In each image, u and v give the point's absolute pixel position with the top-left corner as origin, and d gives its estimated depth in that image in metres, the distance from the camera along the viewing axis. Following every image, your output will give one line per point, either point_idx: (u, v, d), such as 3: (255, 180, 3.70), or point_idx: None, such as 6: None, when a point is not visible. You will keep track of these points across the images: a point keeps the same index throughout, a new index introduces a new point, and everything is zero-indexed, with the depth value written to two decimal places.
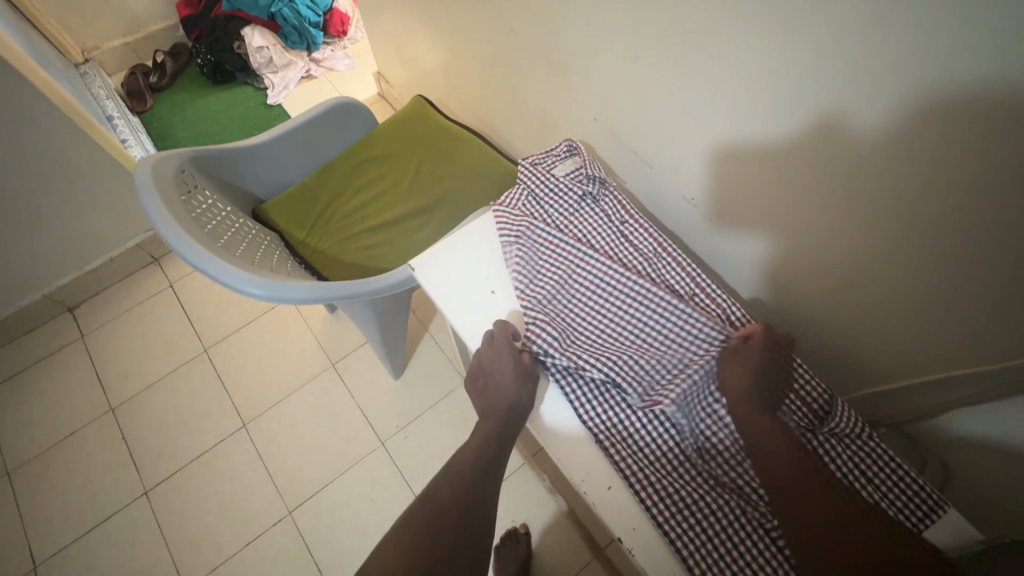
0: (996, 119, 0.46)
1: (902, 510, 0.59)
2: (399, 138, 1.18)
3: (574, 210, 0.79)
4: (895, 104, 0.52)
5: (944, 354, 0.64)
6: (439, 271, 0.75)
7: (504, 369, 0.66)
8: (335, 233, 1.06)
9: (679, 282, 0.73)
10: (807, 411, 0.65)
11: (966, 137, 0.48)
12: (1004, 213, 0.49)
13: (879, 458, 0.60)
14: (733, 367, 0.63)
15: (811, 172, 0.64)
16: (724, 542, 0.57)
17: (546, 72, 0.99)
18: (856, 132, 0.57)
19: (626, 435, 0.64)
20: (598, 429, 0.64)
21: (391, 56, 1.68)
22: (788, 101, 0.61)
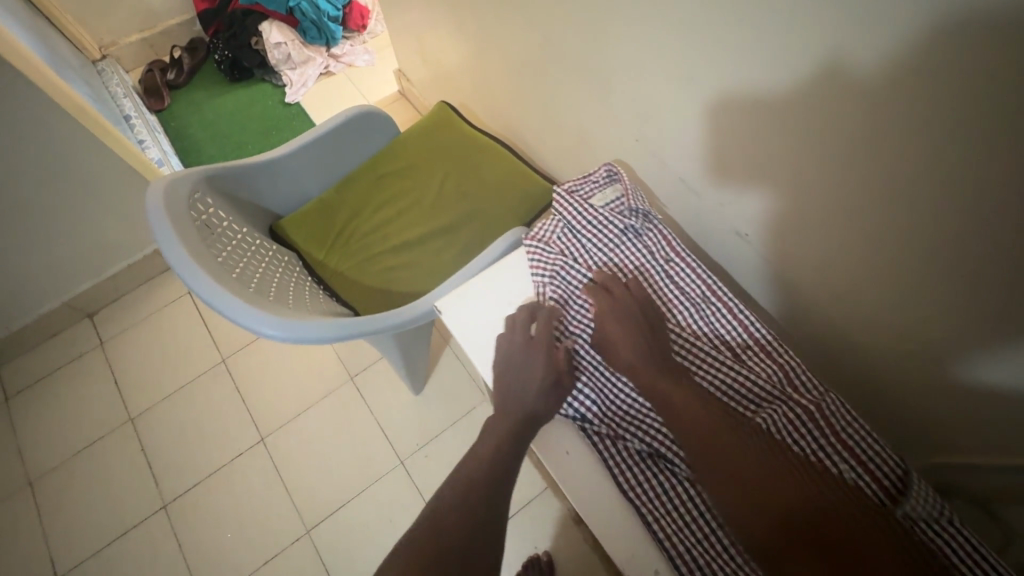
0: None
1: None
2: (422, 149, 1.11)
3: (613, 247, 0.71)
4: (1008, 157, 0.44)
5: None
6: (467, 313, 0.68)
7: (533, 365, 0.61)
8: (355, 254, 1.01)
9: (729, 334, 0.65)
10: (877, 489, 0.56)
11: None
12: None
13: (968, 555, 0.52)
14: (612, 316, 0.62)
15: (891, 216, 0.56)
16: None
17: (581, 83, 0.92)
18: (952, 183, 0.49)
19: (672, 513, 0.55)
20: (641, 503, 0.56)
21: (413, 54, 1.61)
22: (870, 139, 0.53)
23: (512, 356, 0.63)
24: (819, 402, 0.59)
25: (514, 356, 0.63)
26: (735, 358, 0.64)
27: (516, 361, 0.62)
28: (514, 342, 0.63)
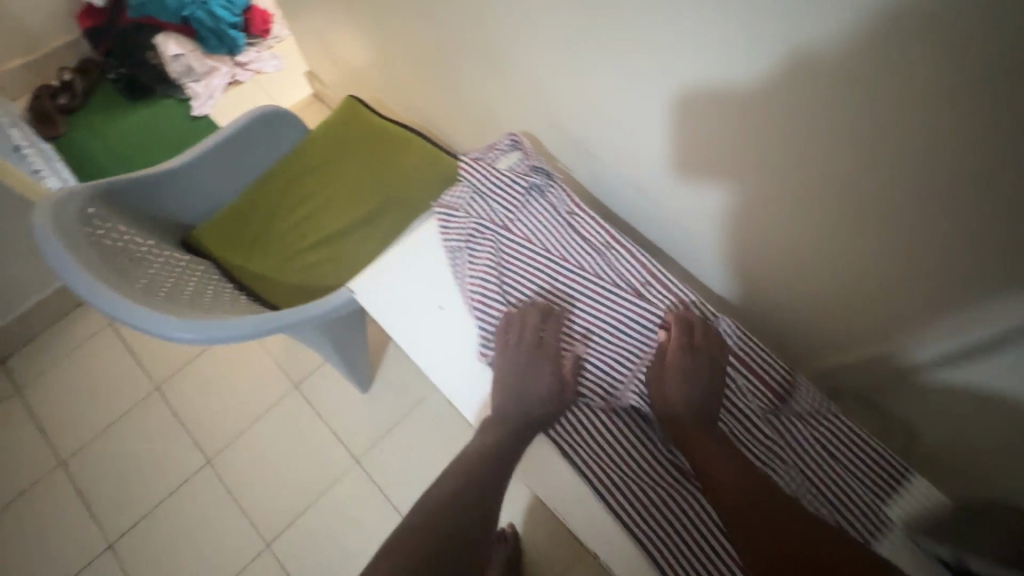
0: (927, 89, 0.44)
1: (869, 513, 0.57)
2: (334, 144, 1.11)
3: (520, 205, 0.73)
4: (830, 80, 0.49)
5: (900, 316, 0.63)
6: (382, 291, 0.68)
7: (536, 373, 0.62)
8: (276, 254, 0.99)
9: (631, 274, 0.69)
10: (768, 391, 0.62)
11: (900, 108, 0.46)
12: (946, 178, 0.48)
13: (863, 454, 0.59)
14: (675, 375, 0.60)
15: (753, 146, 0.61)
16: (701, 543, 0.54)
17: (475, 62, 0.94)
18: (789, 108, 0.54)
19: (593, 441, 0.59)
20: (562, 439, 0.60)
21: (320, 56, 1.59)
22: (728, 81, 0.57)
23: (511, 364, 0.62)
24: (712, 324, 0.65)
25: (511, 361, 0.62)
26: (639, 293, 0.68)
27: (513, 366, 0.62)
28: (505, 345, 0.63)
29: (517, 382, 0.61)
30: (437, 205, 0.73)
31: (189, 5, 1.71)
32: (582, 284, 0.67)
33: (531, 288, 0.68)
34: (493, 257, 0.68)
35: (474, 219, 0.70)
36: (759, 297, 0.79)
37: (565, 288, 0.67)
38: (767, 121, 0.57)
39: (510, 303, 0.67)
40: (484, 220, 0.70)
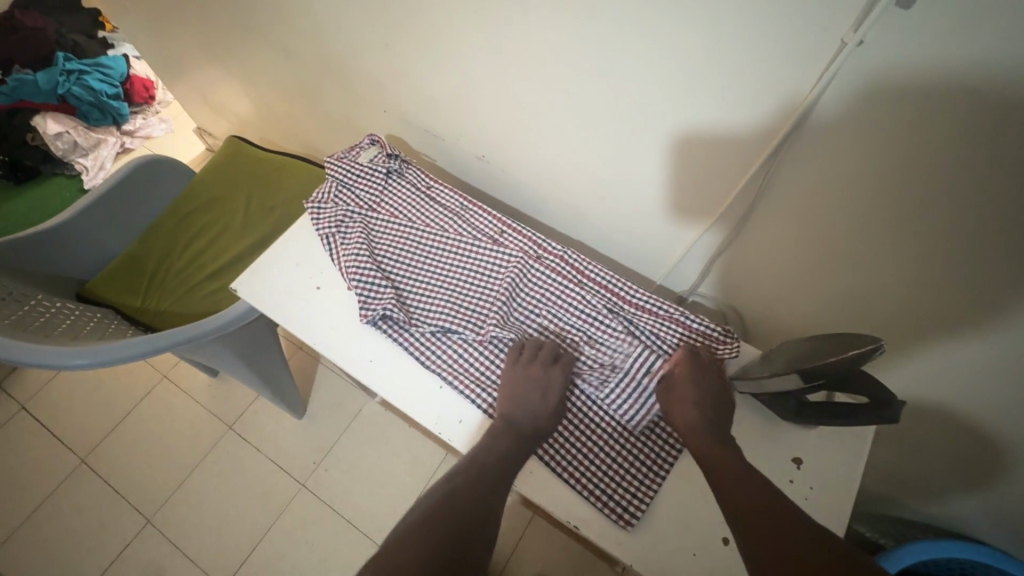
0: (629, 28, 0.55)
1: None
2: (220, 181, 1.17)
3: (381, 187, 0.80)
4: (572, 35, 0.60)
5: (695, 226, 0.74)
6: (262, 283, 0.74)
7: (546, 391, 0.63)
8: (174, 290, 1.03)
9: (487, 226, 0.77)
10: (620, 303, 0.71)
11: (619, 47, 0.58)
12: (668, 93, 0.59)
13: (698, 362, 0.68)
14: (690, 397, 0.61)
15: (548, 101, 0.71)
16: (564, 430, 0.65)
17: (331, 82, 1.03)
18: (557, 62, 0.65)
19: (465, 370, 0.69)
20: (444, 372, 0.69)
21: (205, 110, 1.65)
22: (511, 49, 0.68)
23: (536, 378, 0.64)
24: (561, 255, 0.74)
25: (524, 376, 0.64)
26: (496, 240, 0.76)
27: (531, 381, 0.64)
28: (520, 364, 0.66)
29: (527, 393, 0.63)
30: (308, 201, 0.80)
31: (63, 82, 1.70)
32: (443, 241, 0.75)
33: (401, 256, 0.75)
34: (361, 235, 0.75)
35: (343, 209, 0.78)
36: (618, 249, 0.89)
37: (433, 251, 0.75)
38: (547, 75, 0.68)
39: (385, 269, 0.74)
40: (353, 207, 0.78)
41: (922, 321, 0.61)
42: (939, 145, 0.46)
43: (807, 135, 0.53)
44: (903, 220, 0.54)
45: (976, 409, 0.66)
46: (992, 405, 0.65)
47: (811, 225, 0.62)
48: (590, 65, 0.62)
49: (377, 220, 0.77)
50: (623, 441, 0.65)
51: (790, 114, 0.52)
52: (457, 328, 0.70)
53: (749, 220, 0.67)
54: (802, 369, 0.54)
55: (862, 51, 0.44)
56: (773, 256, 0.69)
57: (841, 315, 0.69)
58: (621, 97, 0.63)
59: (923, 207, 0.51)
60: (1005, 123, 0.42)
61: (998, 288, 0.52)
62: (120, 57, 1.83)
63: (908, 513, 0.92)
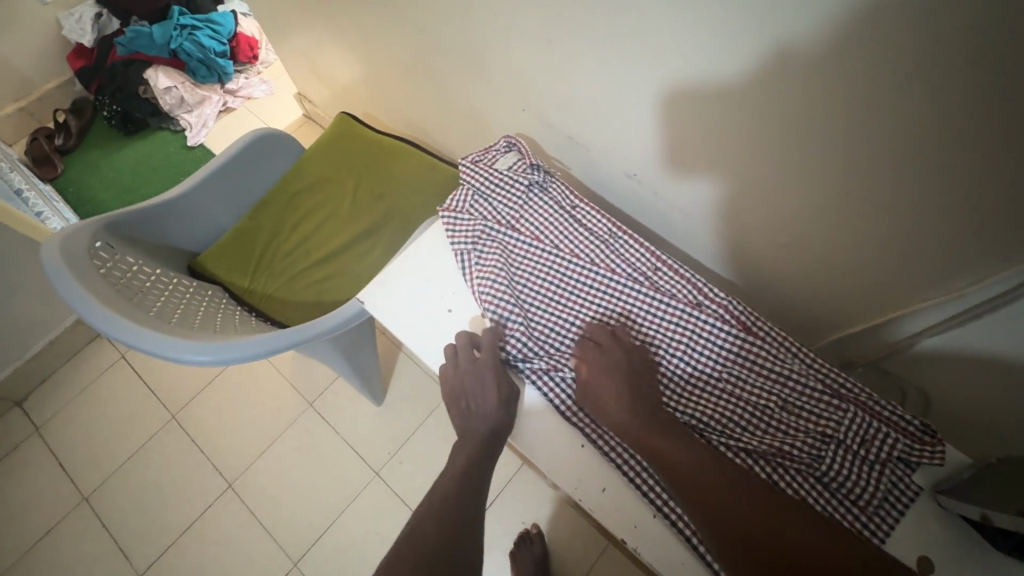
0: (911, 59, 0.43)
1: (890, 501, 0.56)
2: (331, 161, 1.13)
3: (523, 202, 0.72)
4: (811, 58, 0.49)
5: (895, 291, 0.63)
6: (390, 297, 0.69)
7: (485, 386, 0.61)
8: (282, 273, 1.01)
9: (638, 260, 0.69)
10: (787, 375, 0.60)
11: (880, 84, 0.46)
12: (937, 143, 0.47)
13: (890, 461, 0.56)
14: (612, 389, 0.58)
15: (741, 128, 0.60)
16: None
17: (463, 69, 0.95)
18: (775, 88, 0.54)
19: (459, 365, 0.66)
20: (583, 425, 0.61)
21: (310, 77, 1.62)
22: (716, 71, 0.57)
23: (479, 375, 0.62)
24: (724, 307, 0.64)
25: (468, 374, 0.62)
26: (647, 279, 0.67)
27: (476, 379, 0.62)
28: (461, 366, 0.63)
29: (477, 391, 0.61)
30: (442, 209, 0.74)
31: (176, 37, 1.71)
32: (591, 275, 0.67)
33: (540, 285, 0.67)
34: (498, 256, 0.68)
35: (481, 224, 0.71)
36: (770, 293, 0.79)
37: (568, 281, 0.67)
38: (758, 105, 0.56)
39: (520, 296, 0.67)
40: (492, 223, 0.71)
41: None
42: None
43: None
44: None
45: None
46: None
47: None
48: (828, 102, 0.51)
49: (517, 240, 0.70)
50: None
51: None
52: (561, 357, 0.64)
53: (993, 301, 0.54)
54: None
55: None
56: (1008, 346, 0.57)
57: None
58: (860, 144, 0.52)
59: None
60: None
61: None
62: (228, 14, 1.83)
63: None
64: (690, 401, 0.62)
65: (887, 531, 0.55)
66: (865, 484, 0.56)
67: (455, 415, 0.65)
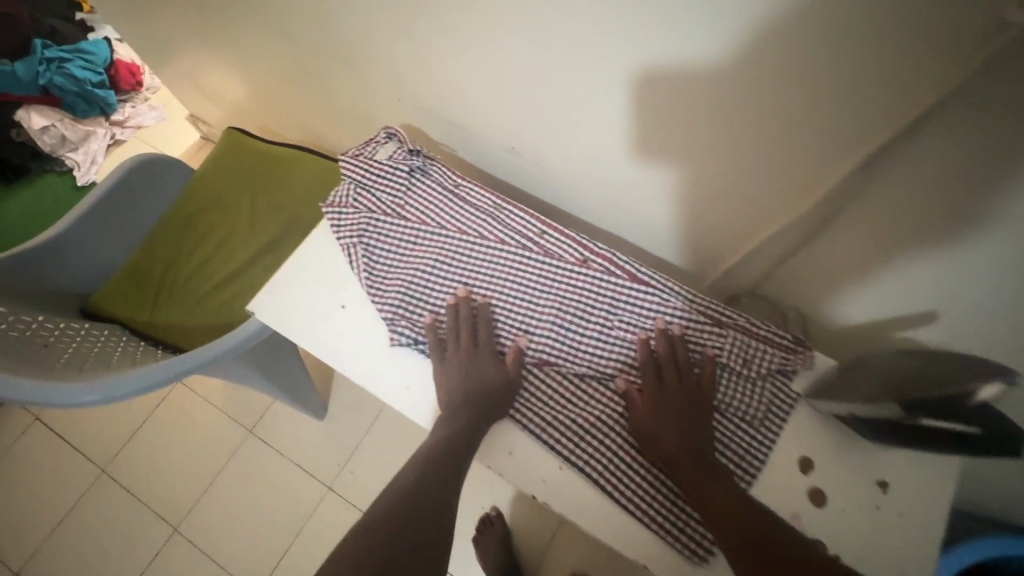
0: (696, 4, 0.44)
1: (772, 412, 0.60)
2: (223, 178, 1.09)
3: (404, 189, 0.72)
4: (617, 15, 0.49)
5: (752, 220, 0.62)
6: (280, 304, 0.68)
7: (476, 373, 0.61)
8: (184, 300, 0.97)
9: (525, 228, 0.69)
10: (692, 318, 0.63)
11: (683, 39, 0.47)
12: (740, 83, 0.48)
13: (769, 376, 0.61)
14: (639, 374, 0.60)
15: (581, 89, 0.60)
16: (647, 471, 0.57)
17: (337, 67, 0.93)
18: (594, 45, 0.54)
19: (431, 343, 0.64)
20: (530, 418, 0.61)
21: (199, 97, 1.55)
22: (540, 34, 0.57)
23: (469, 368, 0.61)
24: (611, 260, 0.66)
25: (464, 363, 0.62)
26: (536, 245, 0.68)
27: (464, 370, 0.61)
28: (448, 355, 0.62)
29: (468, 378, 0.60)
30: (325, 209, 0.73)
31: (44, 72, 1.58)
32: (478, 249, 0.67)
33: (434, 267, 0.67)
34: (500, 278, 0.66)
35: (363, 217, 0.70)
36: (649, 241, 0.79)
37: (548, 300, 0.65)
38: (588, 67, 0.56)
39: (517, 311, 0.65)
40: (376, 215, 0.70)
41: None
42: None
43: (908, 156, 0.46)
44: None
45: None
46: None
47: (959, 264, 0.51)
48: (644, 65, 0.52)
49: (405, 229, 0.69)
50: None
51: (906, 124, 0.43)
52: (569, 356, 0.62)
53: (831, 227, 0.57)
54: (898, 395, 0.49)
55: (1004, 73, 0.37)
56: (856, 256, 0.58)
57: None
58: (685, 106, 0.54)
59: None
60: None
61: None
62: (101, 41, 1.69)
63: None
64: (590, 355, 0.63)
65: (772, 439, 0.59)
66: (761, 413, 0.60)
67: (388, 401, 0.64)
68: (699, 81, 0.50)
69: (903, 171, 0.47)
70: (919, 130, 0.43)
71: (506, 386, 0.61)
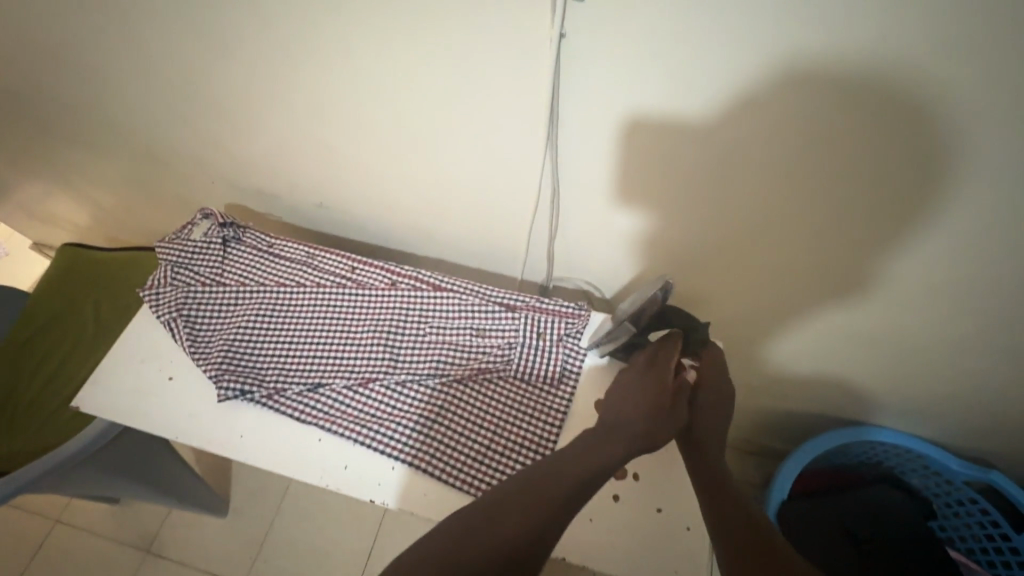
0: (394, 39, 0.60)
1: (567, 369, 0.69)
2: (59, 294, 1.08)
3: (221, 259, 0.78)
4: (349, 57, 0.64)
5: (519, 217, 0.78)
6: (104, 390, 0.70)
7: (629, 397, 0.63)
8: (29, 423, 0.94)
9: (337, 267, 0.77)
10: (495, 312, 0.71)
11: (397, 64, 0.63)
12: (451, 91, 0.63)
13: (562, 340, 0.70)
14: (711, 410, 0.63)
15: (354, 126, 0.74)
16: (484, 456, 0.64)
17: (154, 166, 0.99)
18: (347, 85, 0.68)
19: (366, 418, 0.66)
20: (388, 447, 0.65)
21: (36, 226, 1.52)
22: (305, 87, 0.70)
23: (621, 389, 0.64)
24: (415, 277, 0.75)
25: (621, 386, 0.65)
26: (350, 279, 0.76)
27: (620, 390, 0.64)
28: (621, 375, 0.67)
29: (621, 399, 0.63)
30: (145, 294, 0.76)
31: None
32: (295, 294, 0.73)
33: (259, 321, 0.72)
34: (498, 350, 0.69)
35: (183, 292, 0.75)
36: (466, 258, 0.90)
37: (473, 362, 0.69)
38: (351, 105, 0.70)
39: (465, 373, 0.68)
40: (195, 288, 0.75)
41: (723, 231, 0.70)
42: (658, 92, 0.56)
43: (573, 123, 0.62)
44: (671, 156, 0.62)
45: (799, 295, 0.78)
46: (806, 290, 0.75)
47: (686, 198, 0.67)
48: (389, 87, 0.66)
49: (225, 294, 0.74)
50: (507, 434, 0.65)
51: (548, 92, 0.59)
52: (508, 403, 0.67)
53: (558, 192, 0.72)
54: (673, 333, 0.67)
55: (568, 42, 0.54)
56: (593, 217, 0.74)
57: (667, 258, 0.77)
58: (426, 118, 0.68)
59: (669, 141, 0.61)
60: (684, 57, 0.51)
61: (754, 189, 0.63)
62: None
63: (791, 414, 1.08)
64: (408, 361, 0.70)
65: (570, 392, 0.68)
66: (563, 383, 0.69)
67: (247, 462, 0.65)
68: (425, 95, 0.65)
69: (579, 136, 0.63)
70: (568, 103, 0.60)
71: (654, 398, 0.61)
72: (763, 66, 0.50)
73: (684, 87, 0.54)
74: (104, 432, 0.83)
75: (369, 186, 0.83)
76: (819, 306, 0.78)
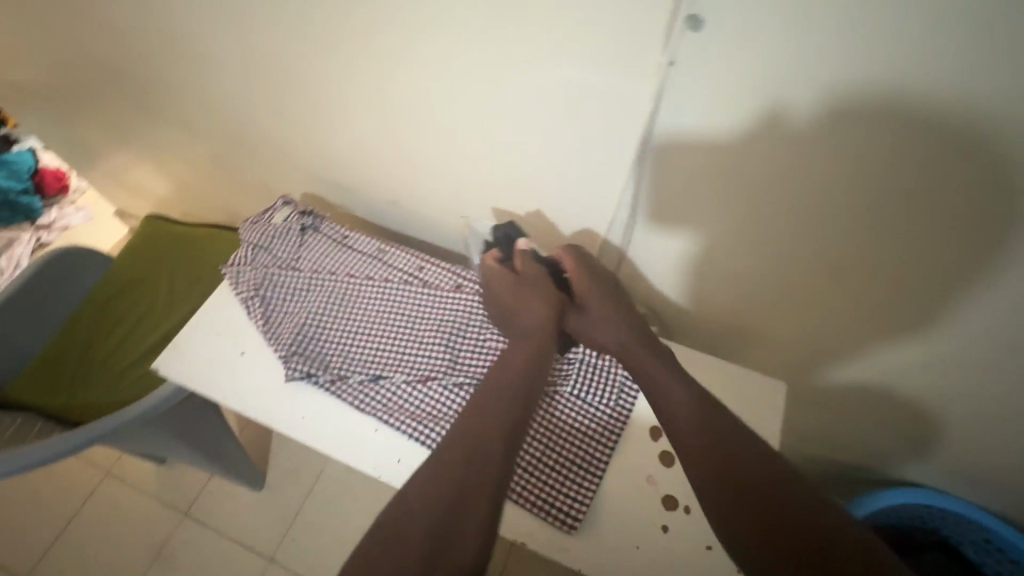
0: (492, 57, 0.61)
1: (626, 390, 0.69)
2: (139, 260, 1.15)
3: (298, 245, 0.81)
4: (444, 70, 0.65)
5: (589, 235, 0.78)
6: (182, 358, 0.74)
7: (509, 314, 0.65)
8: (102, 379, 1.01)
9: (406, 264, 0.79)
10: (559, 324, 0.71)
11: (491, 80, 0.63)
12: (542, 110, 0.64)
13: None
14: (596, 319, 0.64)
15: (437, 133, 0.75)
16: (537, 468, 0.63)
17: (240, 150, 1.05)
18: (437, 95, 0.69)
19: (425, 414, 0.68)
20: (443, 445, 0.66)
21: (123, 194, 1.63)
22: (393, 92, 0.72)
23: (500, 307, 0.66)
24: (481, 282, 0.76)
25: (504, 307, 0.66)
26: (417, 277, 0.78)
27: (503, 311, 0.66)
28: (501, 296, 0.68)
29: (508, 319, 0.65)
30: (226, 271, 0.81)
31: None
32: (364, 286, 0.76)
33: (329, 308, 0.75)
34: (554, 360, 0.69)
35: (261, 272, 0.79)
36: None
37: None
38: (438, 114, 0.72)
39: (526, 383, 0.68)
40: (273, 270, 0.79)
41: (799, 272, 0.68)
42: (759, 129, 0.54)
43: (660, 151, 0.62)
44: (758, 192, 0.60)
45: (872, 346, 0.74)
46: (880, 341, 0.72)
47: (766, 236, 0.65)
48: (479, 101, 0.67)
49: (300, 279, 0.78)
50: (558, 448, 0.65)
51: (643, 120, 0.58)
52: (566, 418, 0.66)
53: (632, 214, 0.71)
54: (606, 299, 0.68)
55: (672, 72, 0.53)
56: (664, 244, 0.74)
57: (735, 291, 0.76)
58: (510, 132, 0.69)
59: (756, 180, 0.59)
60: (795, 98, 0.50)
61: (841, 234, 0.61)
62: (26, 151, 1.78)
63: (843, 465, 1.03)
64: (468, 364, 0.71)
65: (627, 414, 0.68)
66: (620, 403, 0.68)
67: (307, 442, 0.68)
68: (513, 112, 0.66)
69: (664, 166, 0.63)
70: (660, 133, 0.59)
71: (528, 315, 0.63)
72: (877, 117, 0.48)
73: (787, 128, 0.53)
74: (171, 398, 0.88)
75: (442, 189, 0.85)
76: (891, 360, 0.75)
